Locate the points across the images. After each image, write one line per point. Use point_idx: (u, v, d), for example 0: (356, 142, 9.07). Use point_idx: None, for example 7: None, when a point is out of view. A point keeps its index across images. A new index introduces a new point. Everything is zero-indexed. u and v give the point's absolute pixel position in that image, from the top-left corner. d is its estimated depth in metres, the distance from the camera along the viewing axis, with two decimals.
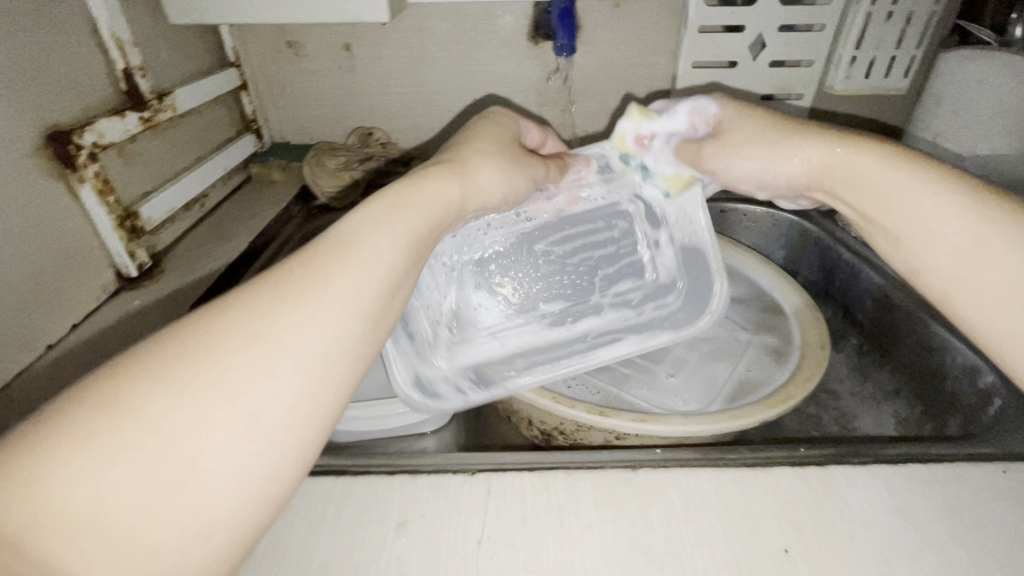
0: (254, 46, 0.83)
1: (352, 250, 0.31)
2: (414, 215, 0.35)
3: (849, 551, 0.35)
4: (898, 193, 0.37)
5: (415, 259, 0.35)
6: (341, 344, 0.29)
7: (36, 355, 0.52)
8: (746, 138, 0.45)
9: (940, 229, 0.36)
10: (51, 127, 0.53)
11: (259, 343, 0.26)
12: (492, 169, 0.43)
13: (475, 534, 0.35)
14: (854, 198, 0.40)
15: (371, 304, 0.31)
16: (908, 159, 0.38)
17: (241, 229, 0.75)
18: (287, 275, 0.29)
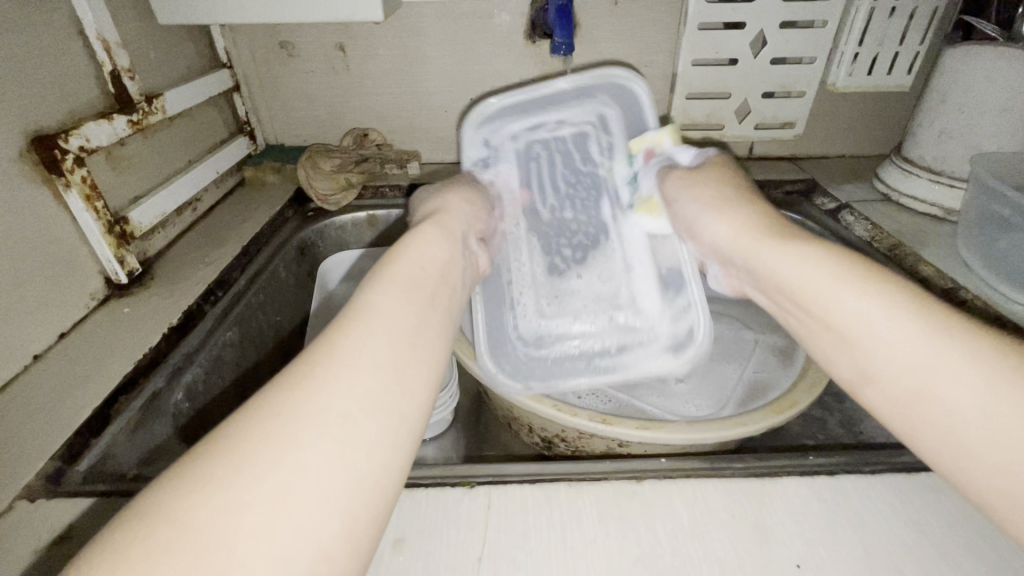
0: (246, 46, 0.82)
1: (362, 315, 0.31)
2: (405, 270, 0.36)
3: (864, 566, 0.33)
4: (837, 289, 0.35)
5: (427, 305, 0.35)
6: (372, 399, 0.27)
7: (22, 366, 0.50)
8: (700, 193, 0.48)
9: (892, 337, 0.32)
10: (36, 131, 0.51)
11: (286, 417, 0.25)
12: (457, 205, 0.50)
13: (476, 551, 0.34)
14: (783, 278, 0.39)
15: (394, 354, 0.30)
16: (849, 263, 0.36)
17: (234, 233, 0.74)
18: (319, 348, 0.29)
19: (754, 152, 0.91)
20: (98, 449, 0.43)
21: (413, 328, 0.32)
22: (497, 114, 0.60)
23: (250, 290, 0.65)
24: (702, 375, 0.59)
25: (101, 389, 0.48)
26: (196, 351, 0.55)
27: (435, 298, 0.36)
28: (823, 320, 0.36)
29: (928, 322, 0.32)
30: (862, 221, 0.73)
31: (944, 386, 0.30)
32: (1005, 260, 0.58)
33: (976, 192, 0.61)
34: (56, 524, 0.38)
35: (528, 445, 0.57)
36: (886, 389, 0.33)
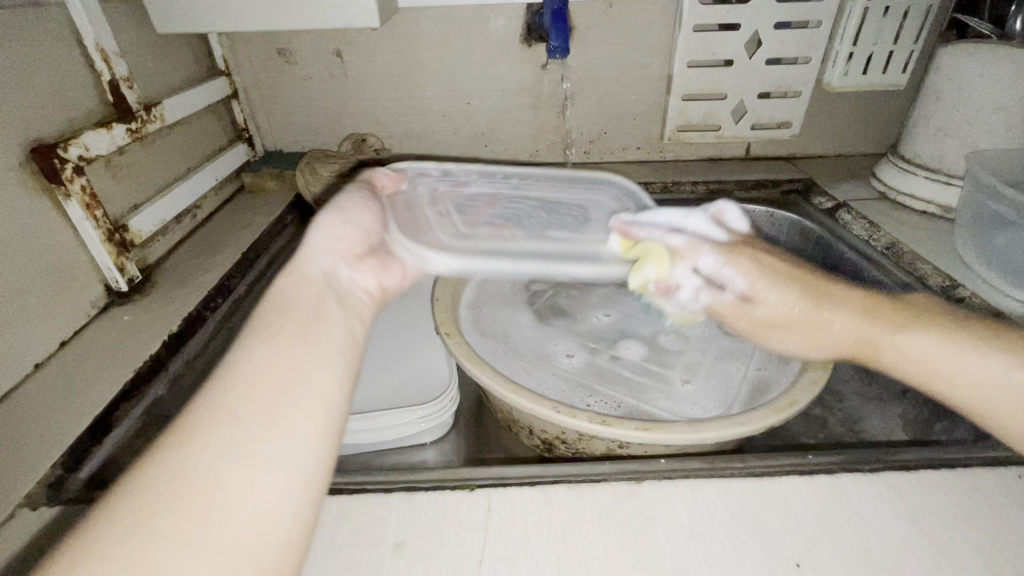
0: (245, 54, 0.83)
1: (220, 378, 0.30)
2: (267, 315, 0.34)
3: (865, 564, 0.34)
4: (950, 357, 0.40)
5: (305, 337, 0.33)
6: (244, 450, 0.27)
7: (23, 375, 0.51)
8: (766, 329, 0.45)
9: (991, 385, 0.39)
10: (35, 141, 0.52)
11: (143, 500, 0.24)
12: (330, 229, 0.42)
13: (476, 554, 0.34)
14: (910, 365, 0.42)
15: (265, 400, 0.29)
16: (935, 326, 0.42)
17: (233, 240, 0.74)
18: (190, 415, 0.28)
19: (751, 152, 0.92)
20: (99, 457, 0.43)
21: (281, 366, 0.31)
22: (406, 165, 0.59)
23: (250, 296, 0.65)
24: (707, 377, 0.60)
25: (103, 397, 0.48)
26: (196, 358, 0.55)
27: (313, 326, 0.34)
28: (947, 391, 0.41)
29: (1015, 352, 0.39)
30: (860, 220, 0.73)
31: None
32: (1004, 256, 0.58)
33: (973, 190, 0.61)
34: (60, 531, 0.38)
35: (529, 448, 0.57)
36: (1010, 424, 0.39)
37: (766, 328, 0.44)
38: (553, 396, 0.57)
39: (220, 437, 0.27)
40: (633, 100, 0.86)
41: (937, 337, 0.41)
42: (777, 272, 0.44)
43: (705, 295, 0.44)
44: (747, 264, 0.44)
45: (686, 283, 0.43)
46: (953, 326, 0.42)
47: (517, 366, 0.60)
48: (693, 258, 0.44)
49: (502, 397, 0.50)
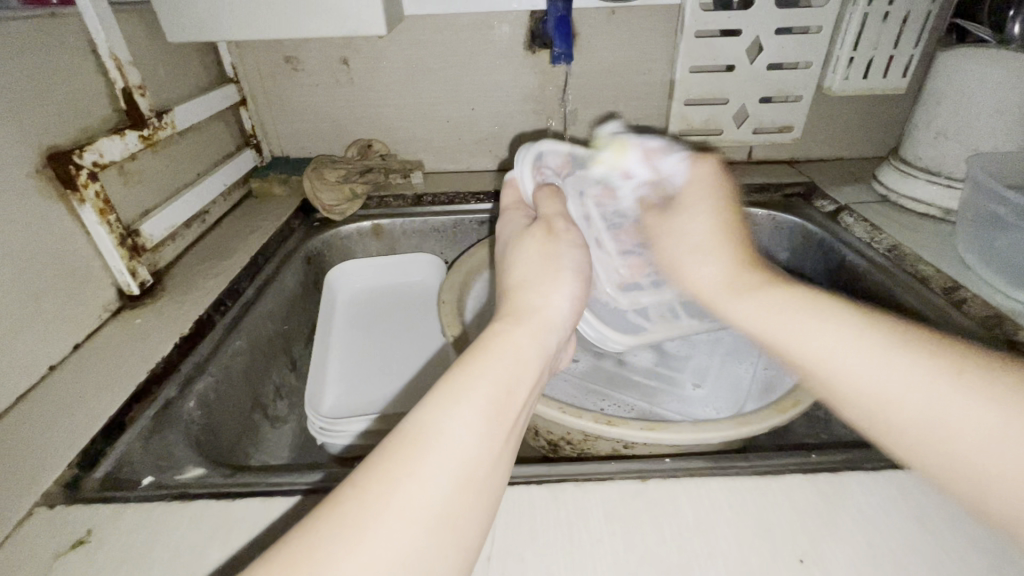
0: (253, 63, 0.84)
1: (428, 441, 0.28)
2: (485, 388, 0.31)
3: (868, 561, 0.34)
4: (837, 347, 0.34)
5: (506, 441, 0.30)
6: (412, 557, 0.24)
7: (38, 377, 0.51)
8: (675, 220, 0.48)
9: (965, 430, 0.28)
10: (51, 147, 0.53)
11: (319, 552, 0.24)
12: (546, 278, 0.41)
13: (485, 551, 0.35)
14: (757, 325, 0.39)
15: (452, 502, 0.27)
16: (898, 339, 0.33)
17: (242, 244, 0.75)
18: (382, 473, 0.26)
19: (753, 156, 0.92)
20: (113, 457, 0.44)
21: (484, 471, 0.28)
22: (549, 150, 0.52)
23: (258, 299, 0.66)
24: (715, 380, 0.61)
25: (117, 398, 0.49)
26: (207, 360, 0.56)
27: (514, 431, 0.31)
28: (814, 377, 0.35)
29: (946, 360, 0.31)
30: (862, 223, 0.73)
31: (1005, 452, 0.27)
32: (1004, 258, 0.58)
33: (974, 192, 0.61)
34: (79, 528, 0.39)
35: (535, 449, 0.58)
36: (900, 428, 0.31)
37: (673, 254, 0.48)
38: (566, 400, 0.58)
39: (404, 529, 0.25)
40: (636, 105, 0.87)
41: (826, 319, 0.36)
42: (713, 198, 0.48)
43: (643, 192, 0.53)
44: (704, 168, 0.49)
45: (639, 173, 0.53)
46: (939, 354, 0.31)
47: None
48: (661, 160, 0.51)
49: None
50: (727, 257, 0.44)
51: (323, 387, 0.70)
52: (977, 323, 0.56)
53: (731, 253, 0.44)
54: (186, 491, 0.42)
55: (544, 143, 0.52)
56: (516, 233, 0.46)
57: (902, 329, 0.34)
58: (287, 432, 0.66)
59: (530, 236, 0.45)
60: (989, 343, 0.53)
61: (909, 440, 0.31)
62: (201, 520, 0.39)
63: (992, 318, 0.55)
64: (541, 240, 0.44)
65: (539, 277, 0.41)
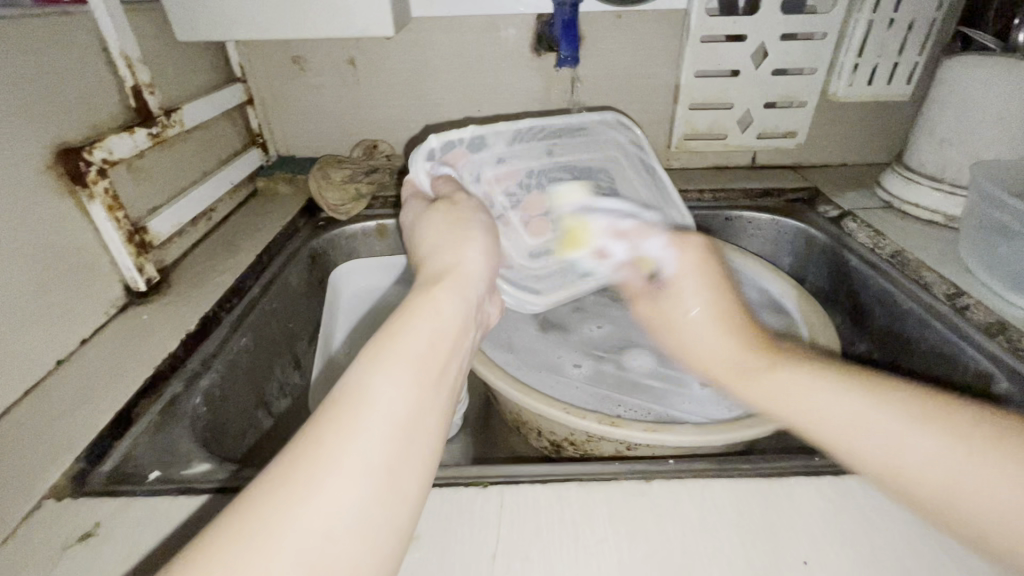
0: (261, 62, 0.85)
1: (357, 402, 0.29)
2: (409, 343, 0.32)
3: (871, 563, 0.34)
4: (885, 435, 0.35)
5: (438, 388, 0.32)
6: (353, 502, 0.26)
7: (46, 371, 0.52)
8: (673, 300, 0.53)
9: (965, 481, 0.32)
10: (62, 143, 0.53)
11: (266, 509, 0.25)
12: (471, 251, 0.42)
13: (489, 549, 0.35)
14: (767, 403, 0.43)
15: (389, 453, 0.28)
16: (897, 397, 0.37)
17: (248, 242, 0.75)
18: (319, 434, 0.28)
19: (756, 161, 0.93)
20: (120, 450, 0.44)
21: (418, 412, 0.30)
22: (439, 143, 0.57)
23: (264, 296, 0.67)
24: None
25: (124, 393, 0.49)
26: (213, 356, 0.56)
27: (444, 377, 0.33)
28: (803, 423, 0.40)
29: (960, 429, 0.34)
30: (864, 228, 0.74)
31: (988, 494, 0.31)
32: (1006, 265, 0.59)
33: (977, 200, 0.62)
34: (86, 521, 0.39)
35: (537, 450, 0.58)
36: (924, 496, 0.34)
37: (683, 332, 0.51)
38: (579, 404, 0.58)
39: (347, 486, 0.26)
40: (641, 109, 0.88)
41: (832, 390, 0.39)
42: (703, 288, 0.51)
43: (628, 275, 0.59)
44: (693, 256, 0.53)
45: (618, 252, 0.59)
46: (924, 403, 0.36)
47: (535, 377, 0.61)
48: (642, 240, 0.57)
49: (513, 398, 0.51)
50: (729, 331, 0.48)
51: (326, 385, 0.71)
52: (981, 329, 0.56)
53: (735, 339, 0.47)
54: (191, 487, 0.42)
55: (434, 139, 0.56)
56: (423, 209, 0.49)
57: (878, 385, 0.38)
58: (290, 430, 0.66)
59: (435, 211, 0.47)
60: (990, 349, 0.53)
61: (914, 491, 0.34)
62: (208, 515, 0.39)
63: (995, 325, 0.56)
64: (444, 211, 0.46)
65: (437, 249, 0.43)
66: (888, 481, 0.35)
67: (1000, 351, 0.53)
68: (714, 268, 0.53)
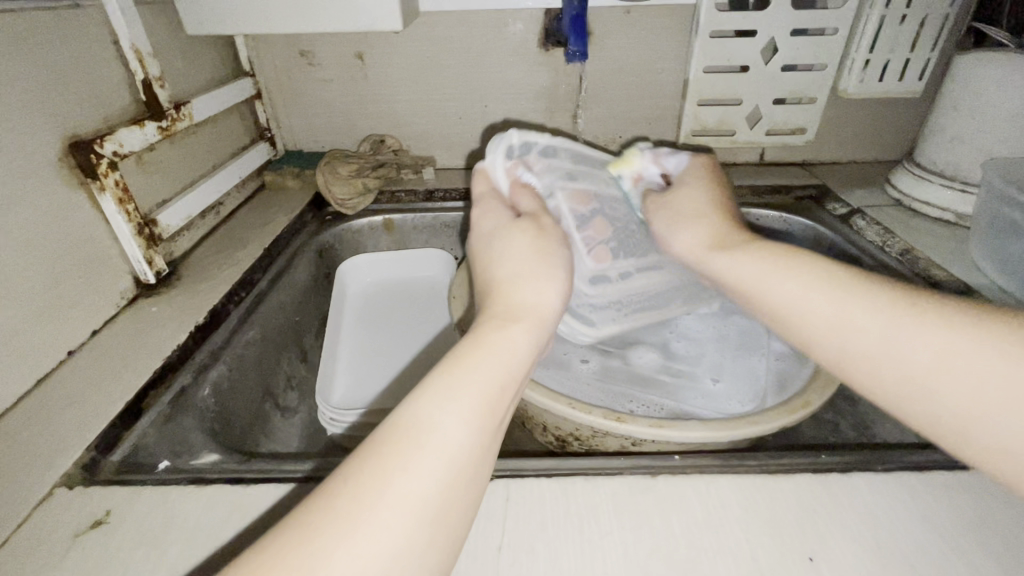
0: (270, 57, 0.85)
1: (420, 438, 0.28)
2: (479, 383, 0.31)
3: (878, 560, 0.34)
4: (836, 314, 0.35)
5: (493, 433, 0.31)
6: (409, 545, 0.26)
7: (57, 362, 0.52)
8: (677, 199, 0.51)
9: (939, 360, 0.31)
10: (73, 136, 0.54)
11: (322, 533, 0.25)
12: (539, 285, 0.40)
13: (495, 541, 0.35)
14: (732, 278, 0.42)
15: (446, 497, 0.28)
16: (868, 283, 0.36)
17: (255, 236, 0.76)
18: (381, 462, 0.27)
19: (764, 158, 0.92)
20: (131, 441, 0.45)
21: (476, 460, 0.29)
22: (519, 141, 0.54)
23: (271, 290, 0.67)
24: (732, 375, 0.61)
25: (134, 383, 0.50)
26: (221, 349, 0.56)
27: (500, 427, 0.32)
28: (761, 305, 0.40)
29: (951, 318, 0.31)
30: (874, 226, 0.73)
31: (962, 381, 0.30)
32: (1019, 263, 0.58)
33: (989, 197, 0.61)
34: (97, 509, 0.39)
35: (542, 445, 0.58)
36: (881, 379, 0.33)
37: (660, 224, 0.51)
38: (589, 401, 0.59)
39: (403, 525, 0.26)
40: (649, 105, 0.87)
41: (790, 274, 0.38)
42: (704, 179, 0.52)
43: (655, 186, 0.57)
44: (701, 160, 0.55)
45: (652, 174, 0.57)
46: (919, 297, 0.34)
47: (544, 374, 0.61)
48: (668, 156, 0.57)
49: (519, 393, 0.51)
50: (708, 223, 0.47)
51: (332, 379, 0.71)
52: None
53: (711, 225, 0.47)
54: (202, 477, 0.42)
55: (515, 135, 0.53)
56: (502, 222, 0.47)
57: (864, 275, 0.37)
58: (297, 423, 0.67)
59: (517, 229, 0.45)
60: None
61: (873, 374, 0.33)
62: (217, 505, 0.40)
63: None
64: (530, 235, 0.44)
65: (517, 271, 0.41)
66: (844, 360, 0.35)
67: None
68: (710, 174, 0.53)
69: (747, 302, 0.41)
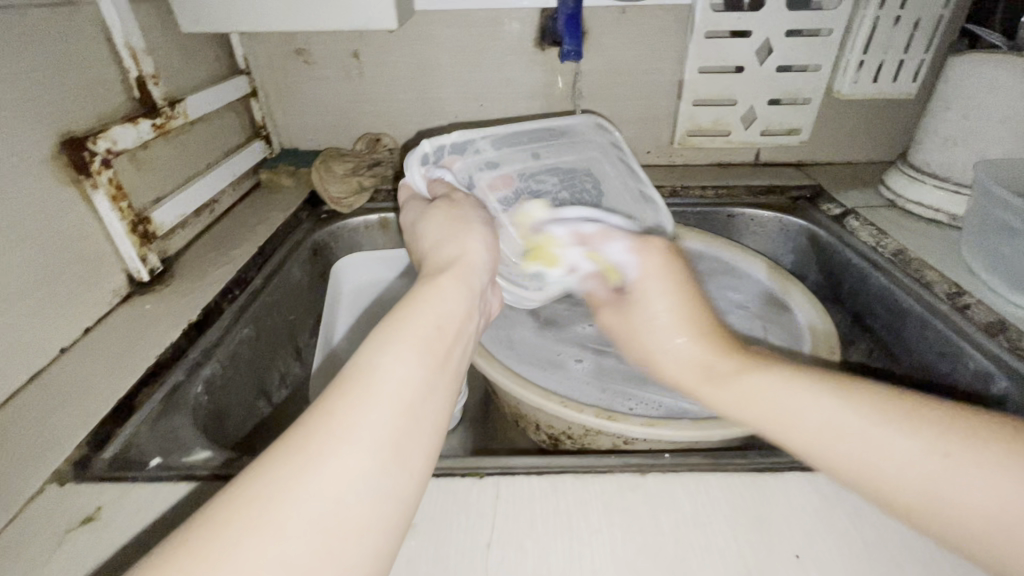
0: (266, 56, 0.85)
1: (362, 378, 0.29)
2: (413, 323, 0.33)
3: (864, 558, 0.34)
4: (870, 453, 0.34)
5: (441, 371, 0.32)
6: (360, 476, 0.26)
7: (50, 359, 0.52)
8: (640, 313, 0.48)
9: (978, 500, 0.30)
10: (67, 133, 0.54)
11: (272, 478, 0.25)
12: (469, 245, 0.42)
13: (484, 537, 0.36)
14: (737, 411, 0.40)
15: (395, 430, 0.28)
16: (902, 410, 0.34)
17: (250, 234, 0.76)
18: (324, 407, 0.28)
19: (759, 159, 0.92)
20: (122, 438, 0.45)
21: (422, 394, 0.30)
22: (430, 147, 0.56)
23: (266, 288, 0.67)
24: None
25: (127, 380, 0.50)
26: (214, 346, 0.56)
27: (448, 361, 0.33)
28: (782, 432, 0.38)
29: (990, 452, 0.31)
30: (867, 226, 0.73)
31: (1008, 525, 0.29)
32: (1009, 264, 0.58)
33: (981, 199, 0.61)
34: (88, 505, 0.40)
35: (536, 443, 0.58)
36: (913, 516, 0.33)
37: (644, 336, 0.47)
38: (584, 399, 0.59)
39: (351, 460, 0.26)
40: (645, 105, 0.87)
41: (803, 402, 0.37)
42: (672, 282, 0.47)
43: (594, 285, 0.54)
44: (657, 258, 0.49)
45: (583, 258, 0.53)
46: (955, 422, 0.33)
47: (539, 373, 0.61)
48: (603, 244, 0.50)
49: (511, 391, 0.51)
50: (706, 338, 0.44)
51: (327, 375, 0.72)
52: (981, 329, 0.56)
53: (708, 335, 0.44)
54: (192, 472, 0.42)
55: (424, 143, 0.56)
56: (420, 211, 0.49)
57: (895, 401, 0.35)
58: (290, 421, 0.67)
59: (436, 208, 0.47)
60: (990, 348, 0.53)
61: (914, 514, 0.32)
62: (209, 502, 0.40)
63: (996, 325, 0.55)
64: (444, 210, 0.46)
65: (442, 241, 0.43)
66: (865, 492, 0.34)
67: (1001, 351, 0.53)
68: (677, 267, 0.48)
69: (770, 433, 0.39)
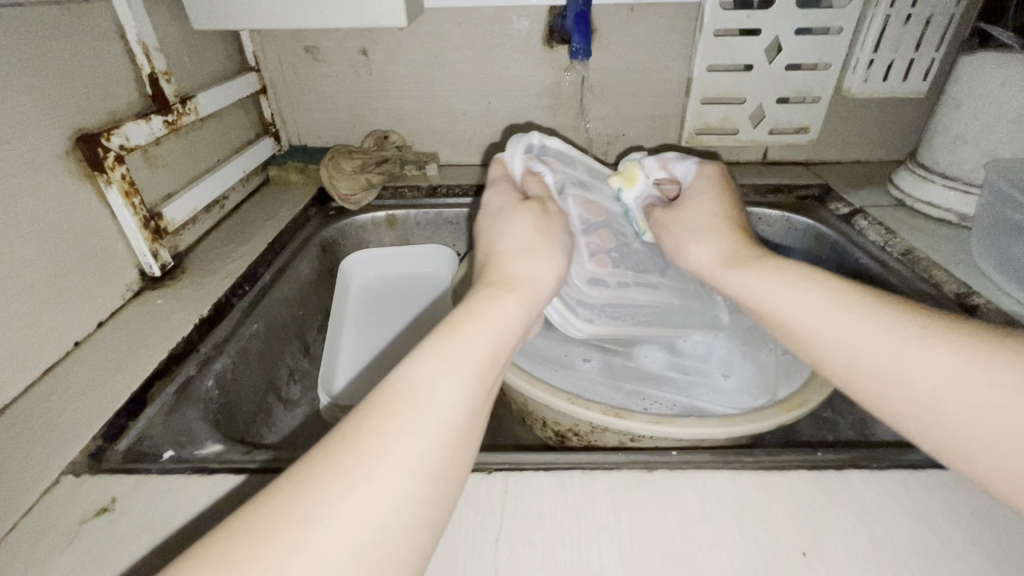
0: (275, 53, 0.85)
1: (414, 399, 0.29)
2: (471, 347, 0.32)
3: (871, 556, 0.34)
4: (862, 332, 0.35)
5: (484, 398, 0.32)
6: (404, 500, 0.26)
7: (63, 352, 0.53)
8: (691, 208, 0.52)
9: (972, 409, 0.30)
10: (80, 129, 0.54)
11: (323, 487, 0.25)
12: (544, 264, 0.42)
13: (493, 532, 0.36)
14: (747, 295, 0.43)
15: (442, 454, 0.28)
16: (899, 313, 0.35)
17: (259, 230, 0.76)
18: (377, 421, 0.28)
19: (767, 157, 0.92)
20: (135, 431, 0.46)
21: (468, 424, 0.30)
22: (537, 142, 0.57)
23: (275, 283, 0.68)
24: (741, 370, 0.62)
25: (139, 374, 0.51)
26: (225, 341, 0.57)
27: (492, 388, 0.33)
28: (780, 327, 0.40)
29: (973, 349, 0.31)
30: (875, 226, 0.73)
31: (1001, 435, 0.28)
32: (1019, 264, 0.58)
33: (992, 198, 0.61)
34: (103, 497, 0.40)
35: (542, 440, 0.59)
36: (891, 397, 0.33)
37: (673, 236, 0.51)
38: (593, 398, 0.59)
39: (394, 483, 0.26)
40: (652, 102, 0.87)
41: (806, 287, 0.39)
42: (716, 192, 0.52)
43: (654, 200, 0.58)
44: (710, 168, 0.55)
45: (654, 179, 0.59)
46: (948, 330, 0.33)
47: (547, 371, 0.61)
48: (676, 166, 0.58)
49: (520, 388, 0.51)
50: (728, 236, 0.48)
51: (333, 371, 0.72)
52: (990, 329, 0.55)
53: (730, 238, 0.48)
54: (205, 466, 0.43)
55: (534, 135, 0.57)
56: (506, 203, 0.48)
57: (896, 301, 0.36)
58: (298, 416, 0.67)
59: (526, 210, 0.46)
60: None
61: (895, 407, 0.33)
62: (221, 495, 0.40)
63: (1005, 324, 0.55)
64: (534, 214, 0.46)
65: (513, 249, 0.43)
66: (854, 387, 0.36)
67: None
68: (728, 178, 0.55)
69: (767, 323, 0.41)
